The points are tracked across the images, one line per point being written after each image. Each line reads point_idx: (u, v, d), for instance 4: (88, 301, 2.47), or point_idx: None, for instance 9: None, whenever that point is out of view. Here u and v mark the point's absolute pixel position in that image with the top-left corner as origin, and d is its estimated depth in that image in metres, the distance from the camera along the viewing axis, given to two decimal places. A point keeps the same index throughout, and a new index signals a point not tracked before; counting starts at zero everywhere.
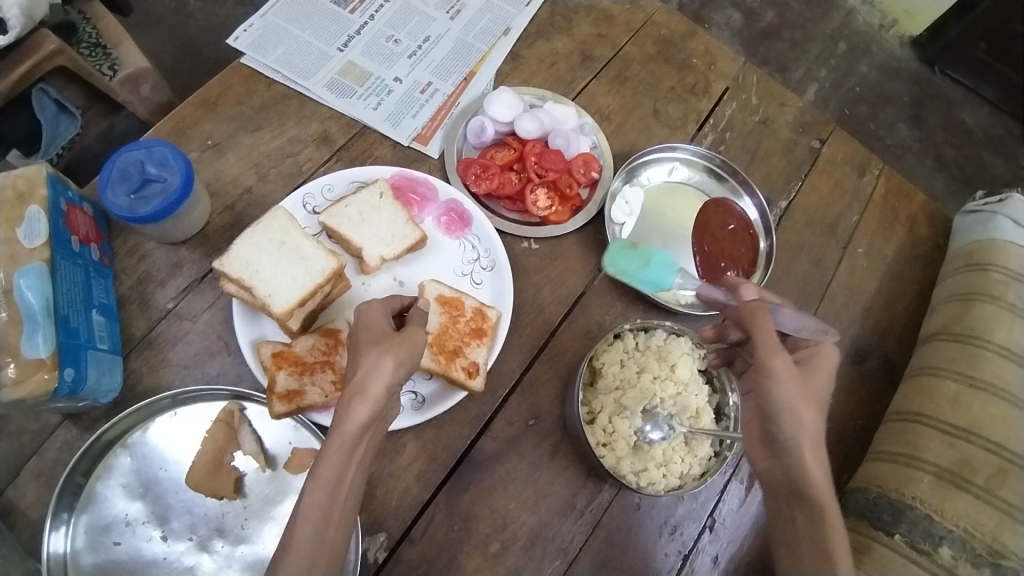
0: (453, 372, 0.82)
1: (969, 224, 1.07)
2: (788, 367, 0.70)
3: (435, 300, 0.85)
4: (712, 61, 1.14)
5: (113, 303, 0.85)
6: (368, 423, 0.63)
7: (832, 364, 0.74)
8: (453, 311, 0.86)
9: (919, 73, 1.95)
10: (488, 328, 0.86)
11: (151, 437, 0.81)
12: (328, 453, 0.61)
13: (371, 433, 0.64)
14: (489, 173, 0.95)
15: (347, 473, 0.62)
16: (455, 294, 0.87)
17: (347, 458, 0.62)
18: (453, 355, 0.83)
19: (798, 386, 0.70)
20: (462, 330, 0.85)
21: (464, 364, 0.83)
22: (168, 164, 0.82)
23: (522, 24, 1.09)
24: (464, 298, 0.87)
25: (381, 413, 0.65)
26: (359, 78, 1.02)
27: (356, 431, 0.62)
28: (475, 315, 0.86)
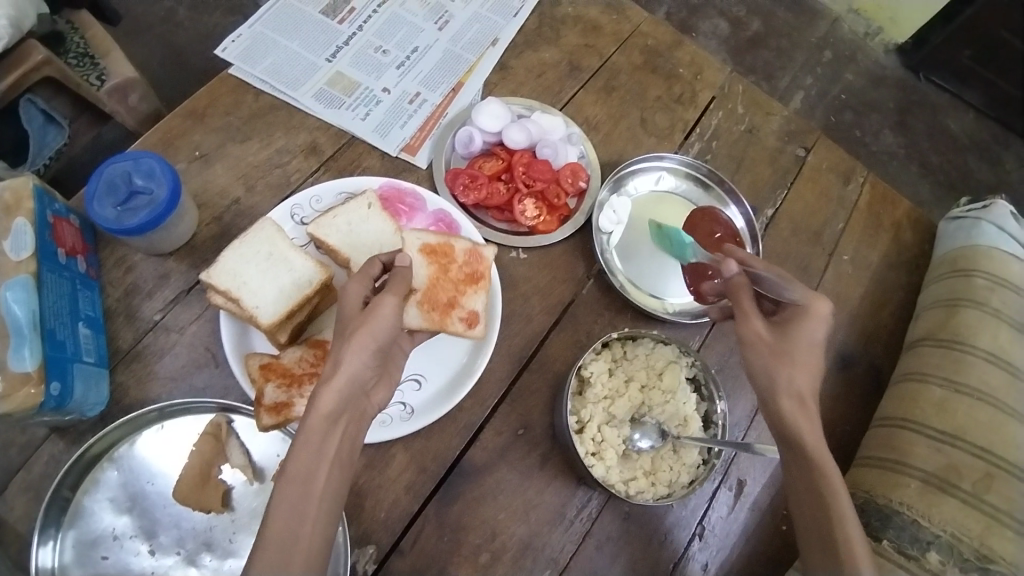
0: (450, 325, 0.85)
1: (953, 230, 1.08)
2: (761, 331, 0.76)
3: (421, 251, 0.88)
4: (698, 71, 1.15)
5: (100, 316, 0.85)
6: (338, 410, 0.66)
7: (820, 325, 0.75)
8: (440, 263, 0.88)
9: (903, 80, 1.96)
10: (479, 271, 0.88)
11: (138, 451, 0.81)
12: (300, 445, 0.64)
13: (345, 422, 0.67)
14: (477, 183, 0.96)
15: (320, 469, 0.63)
16: (441, 241, 0.88)
17: (321, 450, 0.64)
18: (447, 308, 0.86)
19: (772, 350, 0.75)
20: (453, 278, 0.88)
21: (461, 315, 0.86)
22: (155, 176, 0.82)
23: (510, 35, 1.10)
24: (452, 244, 0.89)
25: (353, 400, 0.68)
26: (347, 89, 1.02)
27: (325, 418, 0.65)
28: (464, 260, 0.88)
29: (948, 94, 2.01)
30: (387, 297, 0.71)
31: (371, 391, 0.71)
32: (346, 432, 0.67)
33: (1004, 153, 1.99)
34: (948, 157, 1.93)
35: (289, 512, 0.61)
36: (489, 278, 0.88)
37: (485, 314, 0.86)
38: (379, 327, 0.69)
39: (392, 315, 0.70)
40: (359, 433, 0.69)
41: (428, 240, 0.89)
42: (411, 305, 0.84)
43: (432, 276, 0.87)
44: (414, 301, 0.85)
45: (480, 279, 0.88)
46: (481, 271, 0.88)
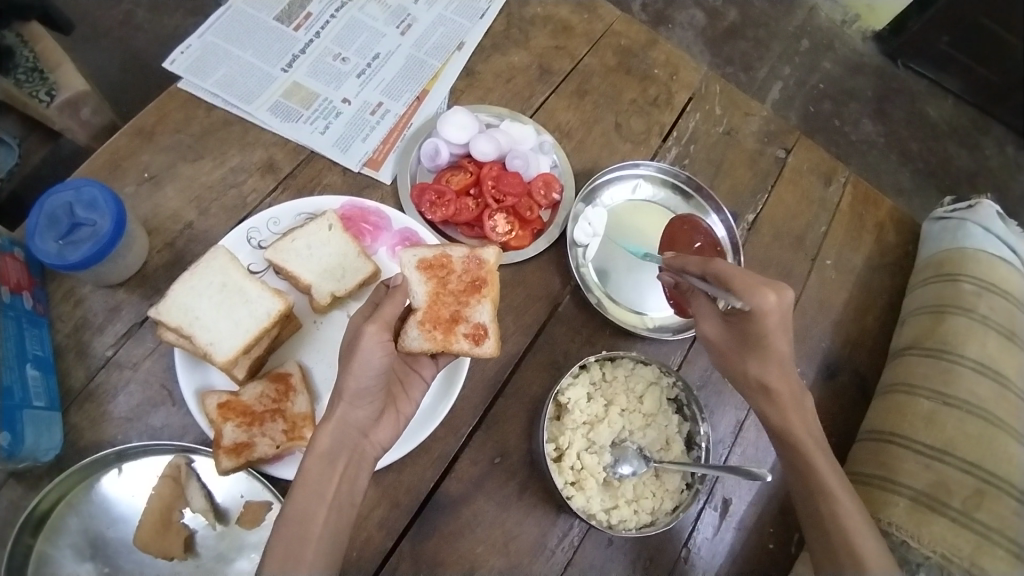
0: (455, 343, 0.79)
1: (937, 231, 1.06)
2: (711, 331, 0.82)
3: (417, 268, 0.81)
4: (674, 71, 1.11)
5: (49, 355, 0.79)
6: (334, 448, 0.68)
7: (761, 323, 0.74)
8: (438, 276, 0.81)
9: (881, 68, 1.94)
10: (480, 277, 0.81)
11: (95, 498, 0.75)
12: (298, 488, 0.65)
13: (343, 460, 0.68)
14: (444, 200, 0.91)
15: (318, 511, 0.64)
16: (436, 253, 0.81)
17: (319, 491, 0.65)
18: (451, 325, 0.79)
19: (730, 345, 0.80)
20: (454, 290, 0.81)
21: (466, 330, 0.80)
22: (97, 206, 0.76)
23: (477, 38, 1.05)
24: (448, 254, 0.82)
25: (350, 439, 0.69)
26: (305, 100, 0.97)
27: (321, 457, 0.67)
28: (464, 269, 0.82)
29: (925, 81, 1.98)
30: (368, 328, 0.68)
31: (371, 430, 0.72)
32: (346, 473, 0.68)
33: (981, 139, 1.97)
34: (928, 145, 1.90)
35: (283, 562, 0.61)
36: (491, 284, 0.82)
37: (491, 326, 0.80)
38: (363, 365, 0.67)
39: (376, 348, 0.67)
40: (359, 475, 0.69)
41: (424, 255, 0.81)
42: (411, 326, 0.78)
43: (432, 291, 0.80)
44: (415, 322, 0.78)
45: (481, 286, 0.81)
46: (482, 277, 0.81)
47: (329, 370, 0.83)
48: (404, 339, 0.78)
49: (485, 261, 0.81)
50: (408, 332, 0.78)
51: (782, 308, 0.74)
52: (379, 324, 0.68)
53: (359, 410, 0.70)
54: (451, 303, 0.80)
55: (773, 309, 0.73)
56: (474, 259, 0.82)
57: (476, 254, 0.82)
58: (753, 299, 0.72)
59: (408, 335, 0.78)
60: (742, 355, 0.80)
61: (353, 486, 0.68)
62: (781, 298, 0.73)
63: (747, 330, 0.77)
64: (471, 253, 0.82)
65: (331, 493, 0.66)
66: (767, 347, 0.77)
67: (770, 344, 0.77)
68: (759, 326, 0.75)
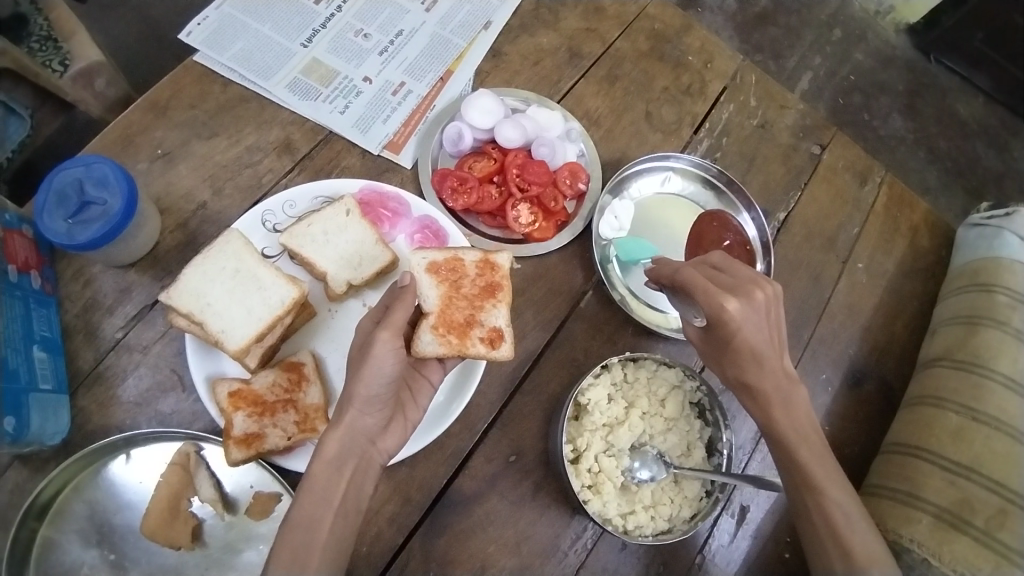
0: (471, 347, 0.76)
1: (974, 238, 1.02)
2: (696, 335, 0.76)
3: (429, 271, 0.78)
4: (708, 59, 1.06)
5: (57, 336, 0.77)
6: (342, 454, 0.65)
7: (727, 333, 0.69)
8: (451, 280, 0.79)
9: (913, 61, 1.87)
10: (494, 281, 0.80)
11: (104, 483, 0.74)
12: (304, 494, 0.62)
13: (350, 468, 0.65)
14: (466, 186, 0.88)
15: (323, 516, 0.62)
16: (449, 256, 0.79)
17: (327, 496, 0.63)
18: (465, 329, 0.77)
19: (714, 354, 0.75)
20: (467, 294, 0.79)
21: (481, 334, 0.77)
22: (108, 184, 0.73)
23: (504, 17, 1.00)
24: (461, 257, 0.80)
25: (358, 446, 0.67)
26: (324, 78, 0.93)
27: (329, 463, 0.64)
28: (477, 274, 0.80)
29: (957, 77, 1.91)
30: (380, 335, 0.65)
31: (377, 438, 0.69)
32: (353, 479, 0.66)
33: (1010, 140, 1.90)
34: (956, 143, 1.83)
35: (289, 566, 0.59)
36: (506, 289, 0.80)
37: (508, 329, 0.78)
38: (375, 371, 0.65)
39: (390, 356, 0.65)
40: (366, 481, 0.67)
41: (434, 258, 0.79)
42: (424, 331, 0.75)
43: (444, 295, 0.78)
44: (427, 326, 0.76)
45: (496, 290, 0.79)
46: (497, 282, 0.80)
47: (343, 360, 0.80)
48: (418, 343, 0.75)
49: (500, 265, 0.80)
50: (421, 336, 0.75)
51: (746, 315, 0.68)
52: (393, 332, 0.65)
53: (368, 417, 0.67)
54: (464, 307, 0.78)
55: (729, 317, 0.67)
56: (488, 264, 0.80)
57: (490, 259, 0.80)
58: (710, 305, 0.68)
59: (422, 340, 0.75)
60: (729, 358, 0.73)
61: (361, 492, 0.66)
62: (744, 304, 0.68)
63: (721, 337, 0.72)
64: (484, 257, 0.81)
65: (339, 499, 0.64)
66: (747, 353, 0.71)
67: (749, 349, 0.70)
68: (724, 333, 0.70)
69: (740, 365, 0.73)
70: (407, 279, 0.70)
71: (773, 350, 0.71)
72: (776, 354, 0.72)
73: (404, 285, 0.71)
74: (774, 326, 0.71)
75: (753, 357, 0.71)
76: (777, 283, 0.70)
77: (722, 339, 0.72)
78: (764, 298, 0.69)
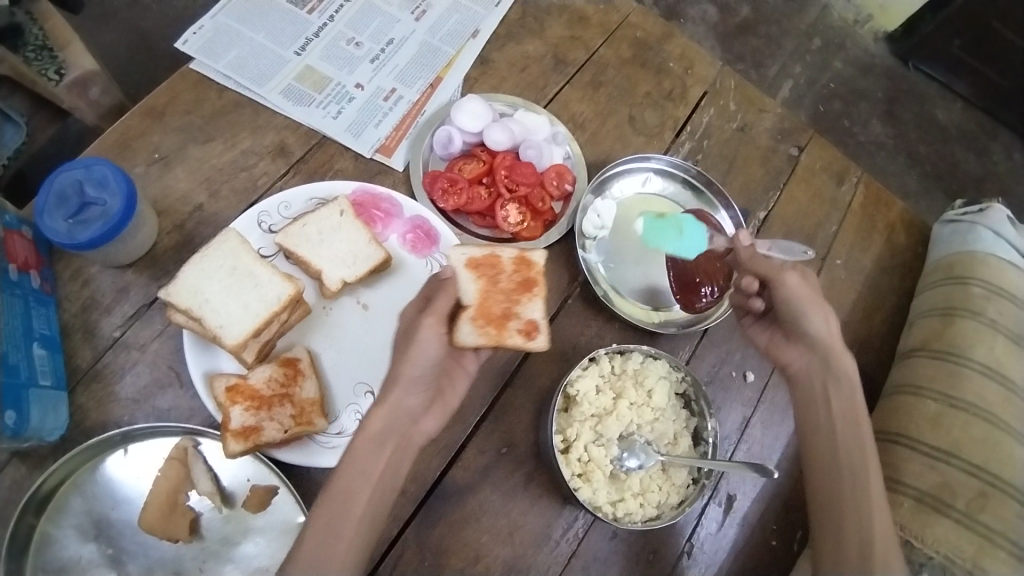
0: (508, 340, 0.73)
1: (948, 233, 1.06)
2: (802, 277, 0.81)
3: (467, 265, 0.76)
4: (689, 65, 1.10)
5: (56, 334, 0.79)
6: (384, 431, 0.70)
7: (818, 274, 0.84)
8: (488, 274, 0.76)
9: (891, 69, 1.92)
10: (530, 277, 0.77)
11: (101, 478, 0.75)
12: (347, 465, 0.68)
13: (391, 444, 0.70)
14: (457, 187, 0.91)
15: (362, 490, 0.68)
16: (487, 251, 0.76)
17: (365, 471, 0.68)
18: (503, 322, 0.74)
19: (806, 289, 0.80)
20: (506, 288, 0.76)
21: (518, 326, 0.75)
22: (108, 184, 0.75)
23: (492, 25, 1.04)
24: (499, 252, 0.77)
25: (399, 425, 0.71)
26: (317, 84, 0.96)
27: (372, 439, 0.70)
28: (513, 268, 0.77)
29: (935, 84, 1.97)
30: (426, 319, 0.70)
31: (419, 418, 0.73)
32: (393, 457, 0.70)
33: (987, 144, 1.96)
34: (935, 147, 1.89)
35: (316, 552, 0.64)
36: (542, 283, 0.77)
37: (545, 321, 0.75)
38: (420, 352, 0.70)
39: (434, 339, 0.70)
40: (404, 459, 0.71)
41: (472, 254, 0.77)
42: (464, 322, 0.73)
43: (482, 289, 0.75)
44: (467, 317, 0.73)
45: (532, 285, 0.77)
46: (534, 277, 0.77)
47: (338, 357, 0.83)
48: (458, 335, 0.72)
49: (536, 261, 0.77)
50: (460, 328, 0.72)
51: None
52: (437, 317, 0.70)
53: (411, 397, 0.72)
54: (504, 299, 0.75)
55: None
56: (524, 260, 0.78)
57: (526, 255, 0.77)
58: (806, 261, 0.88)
59: (462, 332, 0.72)
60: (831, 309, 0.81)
61: (398, 471, 0.71)
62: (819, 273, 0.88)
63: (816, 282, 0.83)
64: (521, 253, 0.78)
65: (376, 474, 0.69)
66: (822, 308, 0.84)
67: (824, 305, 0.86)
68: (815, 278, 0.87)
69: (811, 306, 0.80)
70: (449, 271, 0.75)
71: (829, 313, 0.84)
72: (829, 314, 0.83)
73: (446, 277, 0.75)
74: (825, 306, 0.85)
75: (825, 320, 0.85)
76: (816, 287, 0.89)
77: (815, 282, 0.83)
78: None
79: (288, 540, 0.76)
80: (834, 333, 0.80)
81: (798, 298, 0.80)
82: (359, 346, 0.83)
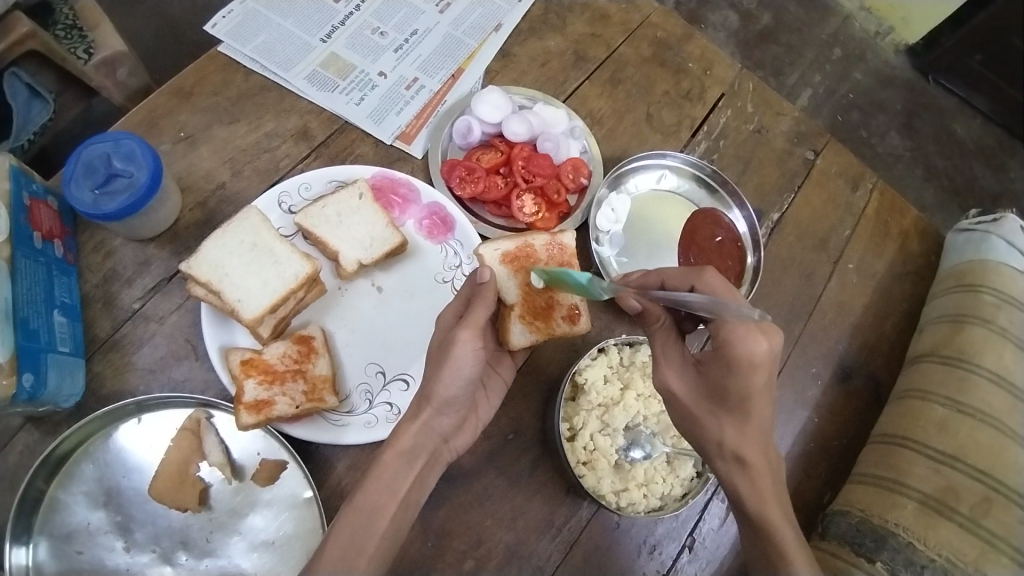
0: (556, 327, 0.82)
1: (961, 242, 1.05)
2: (676, 377, 0.73)
3: (502, 262, 0.83)
4: (708, 66, 1.11)
5: (76, 303, 0.81)
6: (415, 447, 0.71)
7: (743, 357, 0.67)
8: (524, 267, 0.83)
9: (912, 81, 1.92)
10: (564, 261, 0.84)
11: (114, 445, 0.77)
12: (376, 477, 0.68)
13: (421, 463, 0.71)
14: (474, 176, 0.92)
15: (387, 507, 0.67)
16: (519, 244, 0.84)
17: (393, 486, 0.69)
18: (548, 312, 0.82)
19: (689, 386, 0.72)
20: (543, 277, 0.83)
21: (563, 313, 0.83)
22: (135, 158, 0.77)
23: (515, 20, 1.05)
24: (530, 243, 0.84)
25: (430, 443, 0.72)
26: (341, 71, 0.98)
27: (402, 455, 0.70)
28: (547, 255, 0.84)
29: (955, 98, 1.96)
30: (462, 335, 0.69)
31: (449, 437, 0.75)
32: (421, 472, 0.71)
33: (1007, 161, 1.94)
34: (953, 162, 1.88)
35: (347, 545, 0.64)
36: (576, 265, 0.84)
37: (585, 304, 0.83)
38: (455, 371, 0.69)
39: (470, 356, 0.69)
40: (432, 474, 0.73)
41: (506, 249, 0.84)
42: (515, 322, 0.81)
43: (521, 282, 0.82)
44: (517, 317, 0.81)
45: (568, 268, 0.84)
46: (565, 261, 0.84)
47: (351, 337, 0.84)
48: (512, 336, 0.80)
49: (567, 245, 0.84)
50: (513, 328, 0.81)
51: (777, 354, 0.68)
52: (473, 332, 0.69)
53: (443, 418, 0.73)
54: (545, 291, 0.82)
55: (767, 351, 0.66)
56: (555, 245, 0.84)
57: (557, 240, 0.85)
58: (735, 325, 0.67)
59: (515, 332, 0.81)
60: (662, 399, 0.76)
61: (423, 484, 0.72)
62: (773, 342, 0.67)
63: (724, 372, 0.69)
64: (550, 239, 0.85)
65: (404, 489, 0.69)
66: (746, 404, 0.69)
67: (756, 403, 0.68)
68: (745, 359, 0.66)
69: (704, 410, 0.71)
70: (486, 275, 0.73)
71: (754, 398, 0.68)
72: (734, 409, 0.69)
73: (482, 282, 0.73)
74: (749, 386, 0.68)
75: (755, 424, 0.69)
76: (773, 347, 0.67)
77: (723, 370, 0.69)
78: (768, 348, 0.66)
79: (294, 514, 0.77)
80: (739, 433, 0.70)
81: (670, 396, 0.74)
82: (372, 328, 0.85)
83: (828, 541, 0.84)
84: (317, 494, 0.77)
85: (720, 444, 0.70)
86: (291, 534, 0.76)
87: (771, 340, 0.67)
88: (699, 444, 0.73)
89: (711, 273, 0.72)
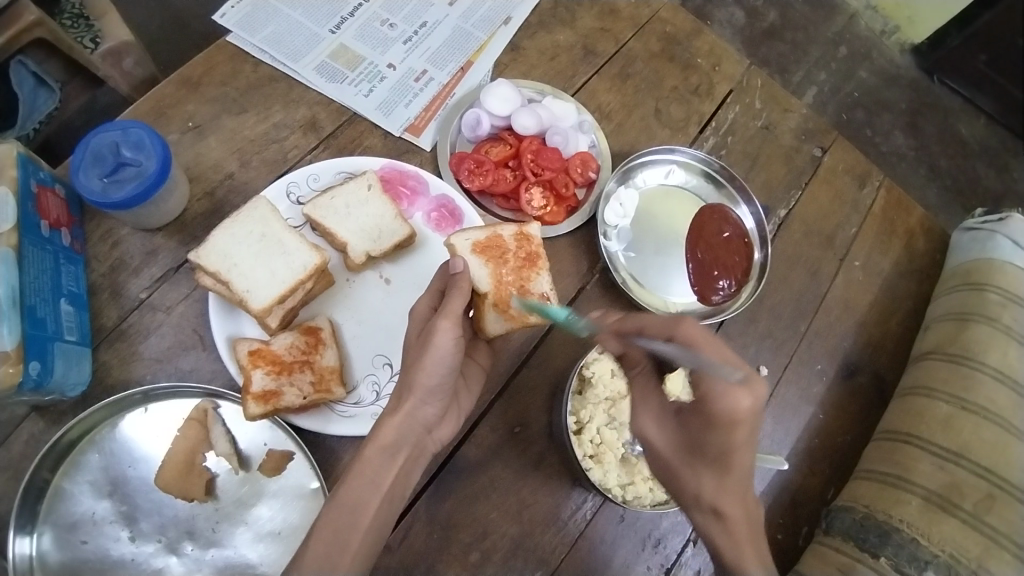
0: (530, 316, 0.80)
1: (967, 241, 1.06)
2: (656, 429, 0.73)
3: (473, 250, 0.82)
4: (717, 62, 1.11)
5: (83, 292, 0.80)
6: (398, 440, 0.70)
7: (717, 413, 0.62)
8: (496, 256, 0.82)
9: (917, 81, 1.91)
10: (533, 251, 0.83)
11: (119, 435, 0.76)
12: (357, 474, 0.67)
13: (403, 455, 0.70)
14: (482, 169, 0.92)
15: (376, 501, 0.67)
16: (489, 234, 0.83)
17: (376, 483, 0.68)
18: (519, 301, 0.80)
19: (671, 437, 0.72)
20: (513, 266, 0.82)
21: (533, 302, 0.80)
22: (143, 146, 0.76)
23: (524, 13, 1.05)
24: (500, 233, 0.84)
25: (413, 435, 0.71)
26: (350, 62, 0.97)
27: (384, 447, 0.69)
28: (517, 245, 0.83)
29: (960, 98, 1.96)
30: (442, 324, 0.68)
31: (433, 427, 0.74)
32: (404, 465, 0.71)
33: (1011, 161, 1.94)
34: (957, 162, 1.88)
35: (336, 543, 0.63)
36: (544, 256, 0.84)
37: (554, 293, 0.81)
38: (436, 362, 0.68)
39: (449, 345, 0.68)
40: (414, 467, 0.72)
41: (477, 238, 0.83)
42: (489, 311, 0.79)
43: (492, 271, 0.81)
44: (489, 306, 0.79)
45: (536, 258, 0.83)
46: (535, 251, 0.83)
47: (357, 328, 0.84)
48: (485, 324, 0.79)
49: (534, 235, 0.84)
50: (487, 317, 0.79)
51: (762, 409, 0.61)
52: (452, 322, 0.68)
53: (427, 407, 0.71)
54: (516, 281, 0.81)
55: (745, 408, 0.60)
56: (524, 235, 0.84)
57: (525, 231, 0.84)
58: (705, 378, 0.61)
59: (488, 321, 0.79)
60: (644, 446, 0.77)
61: (415, 474, 0.72)
62: (755, 399, 0.60)
63: (702, 430, 0.66)
64: (520, 230, 0.84)
65: (395, 489, 0.68)
66: (726, 459, 0.66)
67: (737, 457, 0.65)
68: (724, 415, 0.61)
69: (686, 466, 0.70)
70: (460, 266, 0.72)
71: (735, 456, 0.65)
72: (716, 467, 0.67)
73: (456, 272, 0.73)
74: (732, 443, 0.64)
75: (736, 476, 0.67)
76: (752, 404, 0.60)
77: (701, 425, 0.66)
78: (745, 407, 0.60)
79: (302, 504, 0.77)
80: (721, 493, 0.68)
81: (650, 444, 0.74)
82: (381, 320, 0.85)
83: (832, 536, 0.84)
84: (323, 485, 0.77)
85: (697, 496, 0.70)
86: (297, 523, 0.76)
87: (756, 396, 0.60)
88: (676, 493, 0.72)
89: (689, 325, 0.64)
